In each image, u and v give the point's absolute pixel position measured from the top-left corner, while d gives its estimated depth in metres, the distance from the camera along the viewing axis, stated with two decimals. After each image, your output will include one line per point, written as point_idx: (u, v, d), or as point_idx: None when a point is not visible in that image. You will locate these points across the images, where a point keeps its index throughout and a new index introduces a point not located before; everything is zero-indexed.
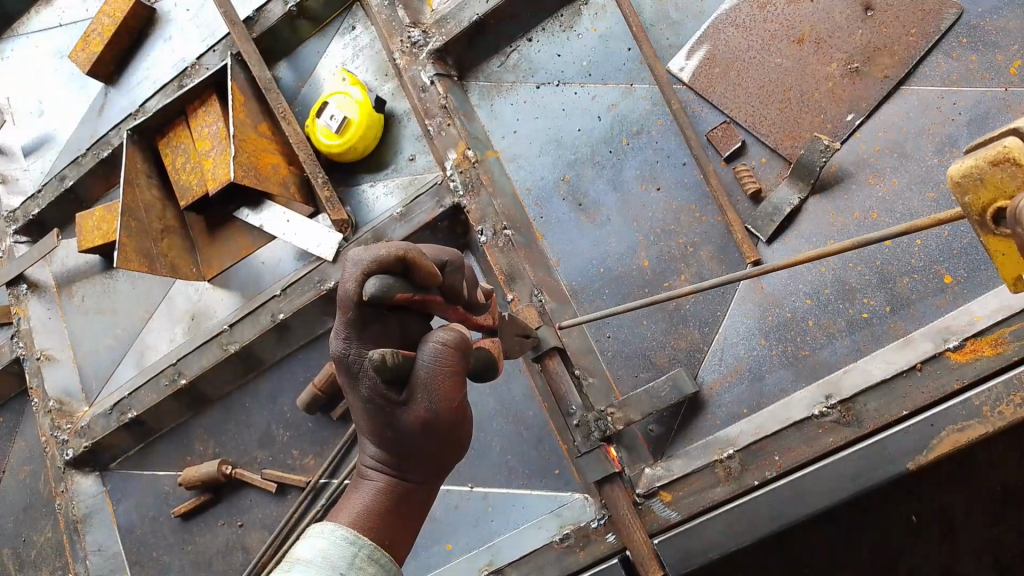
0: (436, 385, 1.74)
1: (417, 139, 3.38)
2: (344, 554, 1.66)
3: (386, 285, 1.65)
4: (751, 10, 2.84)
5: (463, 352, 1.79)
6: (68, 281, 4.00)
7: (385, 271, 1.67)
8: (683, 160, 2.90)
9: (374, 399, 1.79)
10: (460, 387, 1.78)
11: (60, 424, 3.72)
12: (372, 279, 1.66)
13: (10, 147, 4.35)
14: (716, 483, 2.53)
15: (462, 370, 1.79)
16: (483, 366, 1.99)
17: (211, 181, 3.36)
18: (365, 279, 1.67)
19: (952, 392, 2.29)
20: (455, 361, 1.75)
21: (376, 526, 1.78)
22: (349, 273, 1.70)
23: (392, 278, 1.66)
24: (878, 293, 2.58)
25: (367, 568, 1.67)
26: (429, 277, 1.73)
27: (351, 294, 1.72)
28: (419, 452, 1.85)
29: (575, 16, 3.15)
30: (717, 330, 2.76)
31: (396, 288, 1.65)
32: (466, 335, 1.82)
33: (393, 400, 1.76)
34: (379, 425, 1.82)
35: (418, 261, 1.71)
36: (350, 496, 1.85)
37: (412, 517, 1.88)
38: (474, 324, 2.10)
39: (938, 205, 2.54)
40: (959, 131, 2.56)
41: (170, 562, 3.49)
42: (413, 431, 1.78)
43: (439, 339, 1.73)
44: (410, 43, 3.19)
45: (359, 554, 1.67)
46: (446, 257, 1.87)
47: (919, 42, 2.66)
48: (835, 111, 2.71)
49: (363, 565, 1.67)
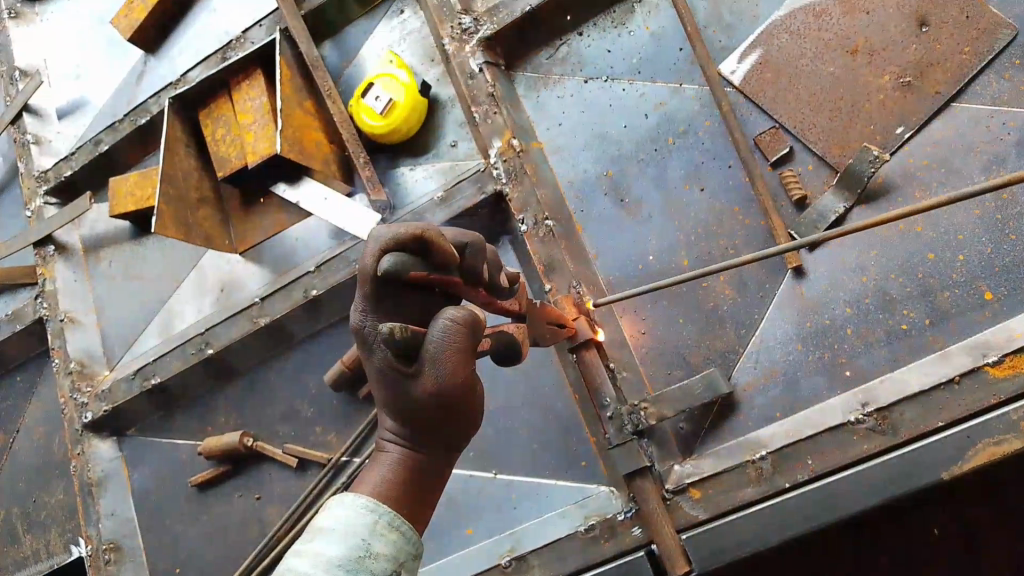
0: (443, 359, 1.93)
1: (460, 125, 3.41)
2: (366, 522, 1.90)
3: (401, 263, 1.87)
4: (806, 18, 2.87)
5: (471, 329, 1.96)
6: (96, 246, 4.01)
7: (401, 249, 1.89)
8: (730, 162, 2.92)
9: (386, 369, 2.01)
10: (467, 362, 1.97)
11: (80, 386, 3.71)
12: (389, 256, 1.87)
13: (43, 108, 4.32)
14: (746, 483, 2.55)
15: (471, 346, 1.97)
16: (504, 348, 2.19)
17: (251, 155, 3.40)
18: (382, 256, 1.90)
19: (988, 406, 2.32)
20: (463, 336, 1.94)
21: (394, 493, 2.02)
22: (369, 248, 1.94)
23: (406, 256, 1.88)
24: (919, 306, 2.60)
25: (387, 534, 1.92)
26: (446, 259, 1.94)
27: (369, 271, 1.94)
28: (431, 421, 2.04)
29: (627, 13, 3.18)
30: (754, 332, 2.78)
31: (411, 267, 1.88)
32: (477, 314, 2.00)
33: (404, 371, 1.97)
34: (394, 397, 2.04)
35: (434, 243, 1.91)
36: (372, 463, 2.10)
37: (428, 483, 2.12)
38: (501, 307, 2.30)
39: (983, 222, 2.58)
40: (1008, 150, 2.60)
41: (184, 531, 3.50)
42: (423, 402, 1.99)
43: (449, 315, 1.94)
44: (460, 30, 3.23)
45: (380, 520, 1.93)
46: (467, 240, 2.08)
47: (973, 60, 2.68)
48: (886, 123, 2.73)
49: (385, 530, 1.93)
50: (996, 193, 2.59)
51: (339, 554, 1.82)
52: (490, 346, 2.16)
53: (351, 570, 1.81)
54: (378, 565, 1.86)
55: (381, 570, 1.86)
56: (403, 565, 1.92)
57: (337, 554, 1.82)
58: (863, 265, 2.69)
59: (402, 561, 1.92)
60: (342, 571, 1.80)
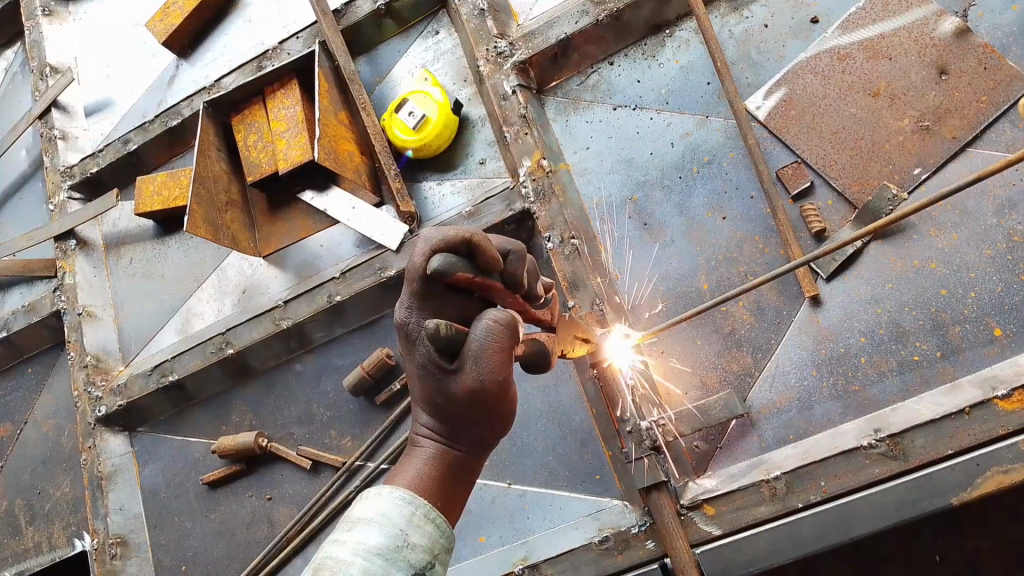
0: (485, 359, 1.98)
1: (489, 144, 3.50)
2: (403, 513, 1.94)
3: (450, 264, 1.91)
4: (831, 60, 3.02)
5: (513, 331, 2.01)
6: (118, 243, 4.06)
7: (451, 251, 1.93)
8: (751, 193, 3.04)
9: (428, 366, 2.05)
10: (508, 363, 2.01)
11: (95, 380, 3.75)
12: (437, 256, 1.91)
13: (72, 105, 4.39)
14: (761, 501, 2.63)
15: (511, 348, 2.02)
16: (534, 357, 2.24)
17: (282, 161, 3.47)
18: (431, 256, 1.94)
19: (997, 436, 2.42)
20: (504, 338, 1.99)
21: (430, 487, 2.07)
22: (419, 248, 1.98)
23: (454, 258, 1.92)
24: (930, 338, 2.71)
25: (423, 525, 1.96)
26: (491, 262, 2.00)
27: (418, 269, 1.98)
28: (467, 418, 2.10)
29: (658, 46, 3.32)
30: (770, 356, 2.87)
31: (458, 268, 1.91)
32: (518, 318, 2.04)
33: (445, 368, 2.02)
34: (434, 393, 2.08)
35: (481, 247, 1.96)
36: (407, 459, 2.15)
37: (460, 481, 2.16)
38: (531, 316, 2.35)
39: (993, 262, 2.70)
40: (1020, 196, 2.72)
41: (192, 528, 3.54)
42: (462, 399, 2.04)
43: (492, 316, 1.99)
44: (495, 53, 3.33)
45: (416, 512, 1.97)
46: (509, 248, 2.12)
47: (989, 109, 2.81)
48: (904, 164, 2.86)
49: (421, 522, 1.96)
50: (1007, 235, 2.71)
51: (379, 543, 1.86)
52: (522, 354, 2.22)
53: (389, 559, 1.84)
54: (414, 556, 1.89)
55: (417, 561, 1.89)
56: (437, 556, 1.95)
57: (376, 543, 1.85)
58: (878, 297, 2.80)
59: (436, 553, 1.96)
60: (381, 559, 1.83)
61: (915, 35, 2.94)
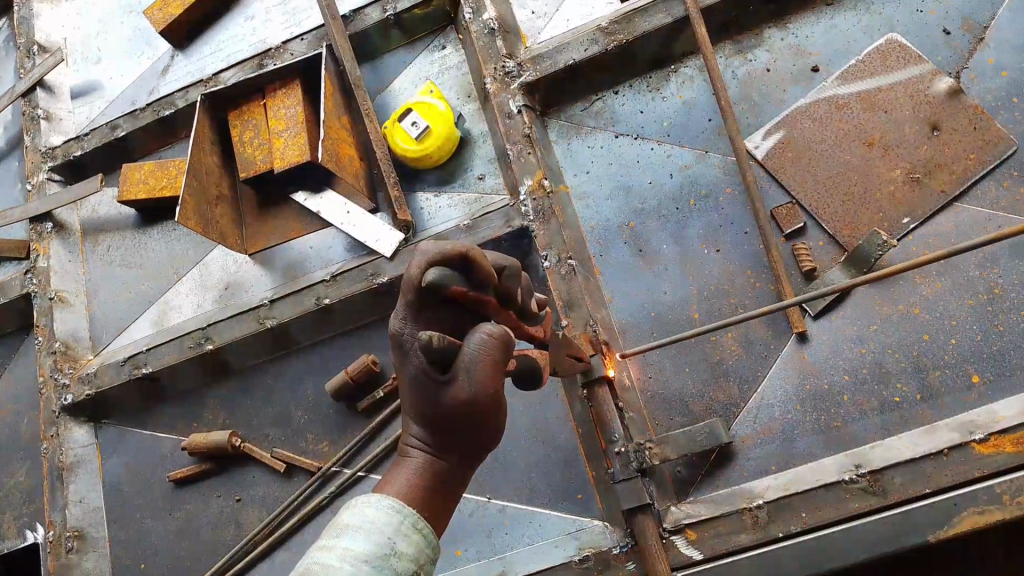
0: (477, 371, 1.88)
1: (490, 160, 3.52)
2: (392, 521, 1.82)
3: (445, 277, 1.82)
4: (829, 108, 3.14)
5: (506, 345, 1.93)
6: (96, 230, 3.97)
7: (446, 264, 1.85)
8: (745, 229, 3.13)
9: (421, 376, 1.96)
10: (501, 376, 1.91)
11: (62, 367, 3.65)
12: (434, 268, 1.83)
13: (57, 85, 4.30)
14: (741, 529, 2.68)
15: (505, 361, 1.92)
16: (527, 373, 2.13)
17: (277, 160, 3.42)
18: (428, 267, 1.86)
19: (972, 479, 2.51)
20: (498, 352, 1.88)
21: (417, 498, 1.96)
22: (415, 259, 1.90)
23: (451, 270, 1.84)
24: (911, 381, 2.81)
25: (412, 535, 1.84)
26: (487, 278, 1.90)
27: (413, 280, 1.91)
28: (457, 429, 2.00)
29: (662, 80, 3.41)
30: (755, 389, 2.94)
31: (453, 281, 1.83)
32: (511, 335, 1.95)
33: (438, 378, 1.93)
34: (424, 403, 1.99)
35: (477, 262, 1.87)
36: (393, 470, 2.04)
37: (449, 494, 2.04)
38: (525, 332, 2.20)
39: (974, 311, 2.84)
40: (1001, 251, 2.86)
41: (154, 526, 3.47)
42: (455, 410, 1.94)
43: (486, 329, 1.86)
44: (503, 72, 3.37)
45: (404, 522, 1.84)
46: (506, 263, 1.98)
47: (976, 166, 2.95)
48: (894, 213, 2.99)
49: (408, 532, 1.84)
50: (988, 287, 2.85)
51: (367, 549, 1.73)
52: (514, 368, 2.08)
53: (376, 567, 1.72)
54: (401, 565, 1.77)
55: (404, 571, 1.77)
56: (422, 569, 1.83)
57: (364, 549, 1.73)
58: (863, 337, 2.90)
59: (421, 566, 1.84)
60: (368, 567, 1.71)
61: (911, 90, 3.07)
